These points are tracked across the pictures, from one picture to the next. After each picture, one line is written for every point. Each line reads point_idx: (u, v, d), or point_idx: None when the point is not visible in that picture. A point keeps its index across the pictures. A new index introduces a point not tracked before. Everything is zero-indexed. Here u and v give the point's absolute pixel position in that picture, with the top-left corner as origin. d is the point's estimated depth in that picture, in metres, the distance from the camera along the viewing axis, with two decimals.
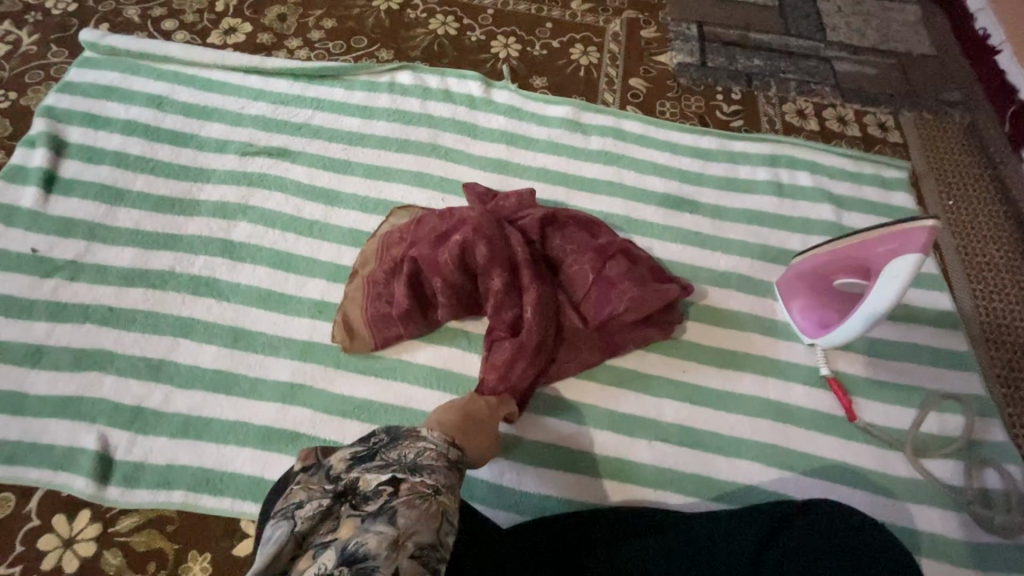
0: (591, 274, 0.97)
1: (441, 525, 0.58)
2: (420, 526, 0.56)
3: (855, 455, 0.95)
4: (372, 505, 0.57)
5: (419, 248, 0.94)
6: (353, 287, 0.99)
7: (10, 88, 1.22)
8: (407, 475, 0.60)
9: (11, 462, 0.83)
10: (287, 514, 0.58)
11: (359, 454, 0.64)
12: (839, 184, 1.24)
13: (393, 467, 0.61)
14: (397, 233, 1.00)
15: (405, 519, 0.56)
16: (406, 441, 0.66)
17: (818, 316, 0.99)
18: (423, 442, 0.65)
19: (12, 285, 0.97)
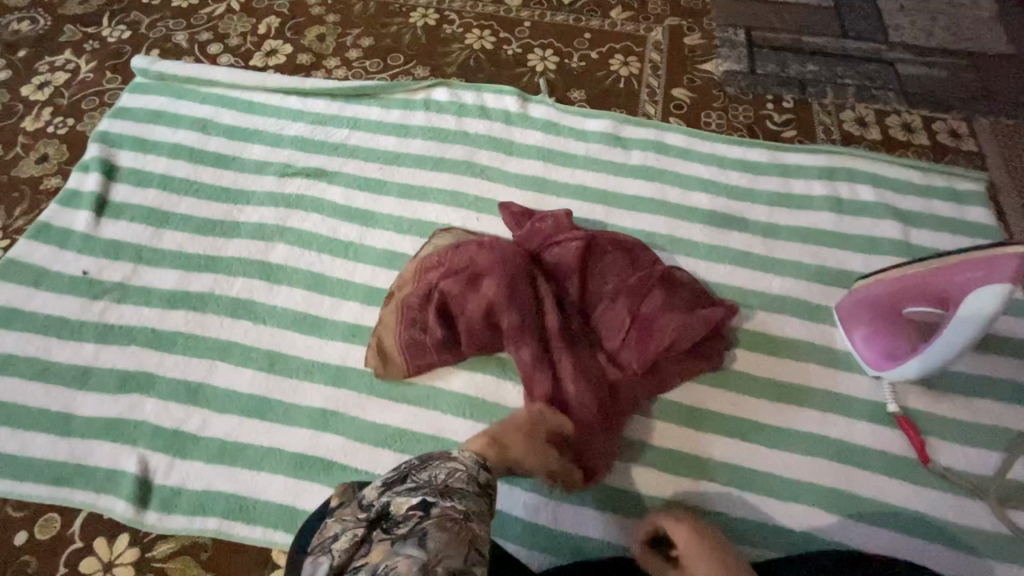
0: (634, 308, 0.90)
1: (472, 547, 0.55)
2: (452, 550, 0.52)
3: (929, 502, 0.85)
4: (404, 528, 0.54)
5: (458, 279, 0.90)
6: (387, 311, 0.96)
7: (69, 115, 1.28)
8: (438, 497, 0.58)
9: (58, 483, 0.86)
10: (322, 546, 0.56)
11: (389, 480, 0.62)
12: (906, 198, 1.14)
13: (423, 490, 0.59)
14: (433, 257, 0.96)
15: (437, 541, 0.52)
16: (436, 464, 0.64)
17: (885, 346, 0.90)
18: (454, 464, 0.63)
19: (65, 307, 1.01)
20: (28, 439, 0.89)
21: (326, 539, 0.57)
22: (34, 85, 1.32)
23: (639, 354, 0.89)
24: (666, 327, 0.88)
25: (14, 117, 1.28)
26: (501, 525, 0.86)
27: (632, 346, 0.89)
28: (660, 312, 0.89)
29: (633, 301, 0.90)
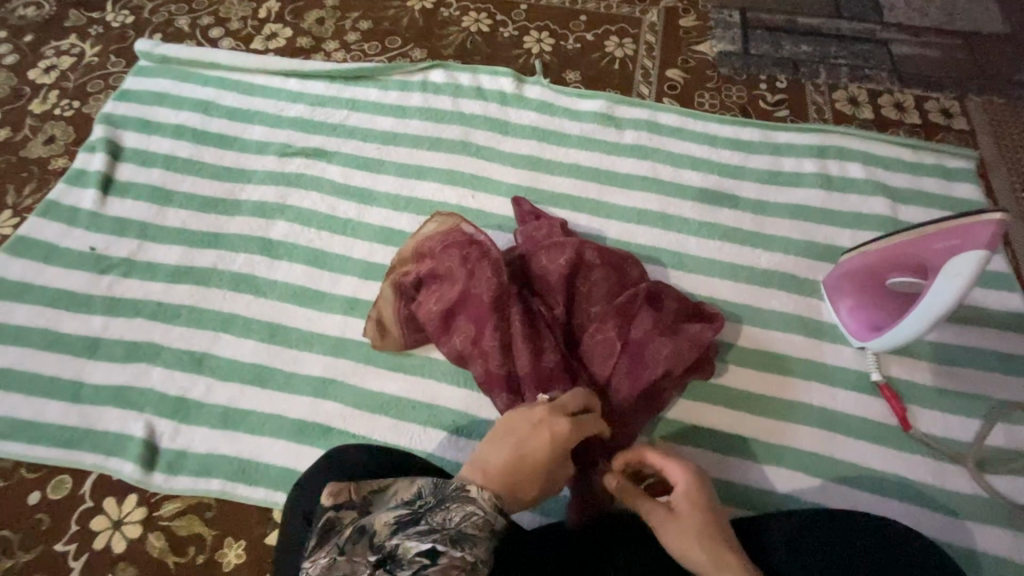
0: (620, 328, 0.87)
1: None
2: None
3: (909, 467, 0.88)
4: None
5: (455, 268, 0.89)
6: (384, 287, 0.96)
7: (75, 98, 1.31)
8: (448, 545, 0.53)
9: (69, 446, 0.89)
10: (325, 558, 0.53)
11: (402, 513, 0.56)
12: (896, 175, 1.15)
13: (434, 532, 0.54)
14: (431, 241, 0.94)
15: None
16: (456, 503, 0.58)
17: (868, 317, 0.93)
18: (471, 506, 0.58)
19: (73, 282, 1.04)
20: (40, 406, 0.92)
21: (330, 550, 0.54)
22: (40, 69, 1.35)
23: (631, 378, 0.86)
24: (650, 348, 0.86)
25: (22, 100, 1.31)
26: None
27: (613, 364, 0.86)
28: (645, 333, 0.86)
29: (619, 320, 0.87)
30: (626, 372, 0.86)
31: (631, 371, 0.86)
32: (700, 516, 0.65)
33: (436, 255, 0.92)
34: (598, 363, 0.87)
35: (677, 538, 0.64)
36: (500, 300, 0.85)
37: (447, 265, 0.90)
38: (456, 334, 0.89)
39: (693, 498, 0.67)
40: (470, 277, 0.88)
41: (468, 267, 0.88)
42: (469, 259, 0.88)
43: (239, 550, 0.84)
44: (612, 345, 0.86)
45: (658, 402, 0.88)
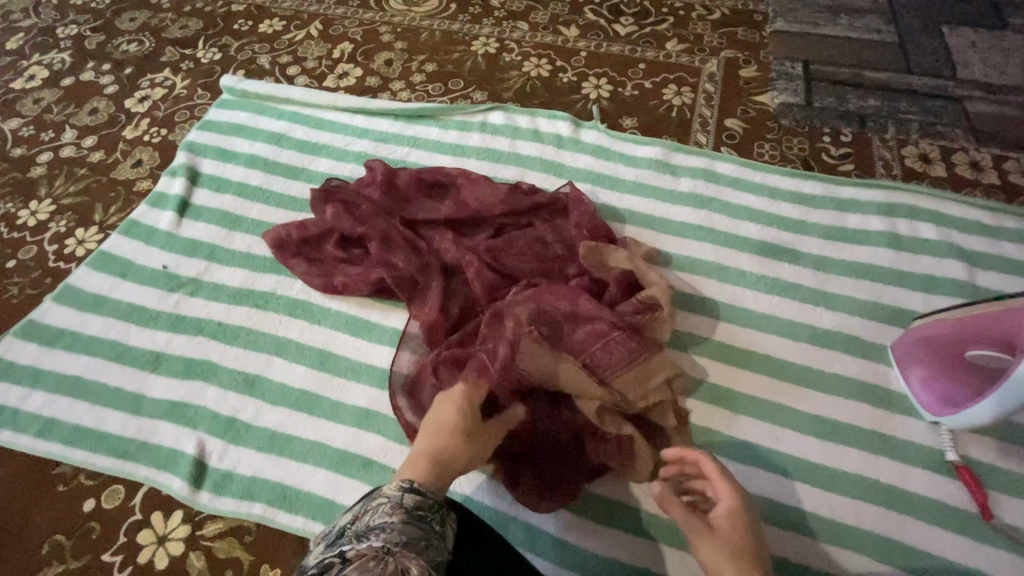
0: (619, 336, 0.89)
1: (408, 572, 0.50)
2: None
3: (988, 560, 0.80)
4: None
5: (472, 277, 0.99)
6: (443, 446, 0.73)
7: (163, 126, 1.42)
8: (355, 541, 0.53)
9: (125, 457, 0.93)
10: (336, 543, 0.55)
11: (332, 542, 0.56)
12: (972, 238, 1.09)
13: (352, 538, 0.54)
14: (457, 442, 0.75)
15: None
16: (371, 509, 0.59)
17: (943, 390, 0.86)
18: (379, 500, 0.60)
19: (145, 297, 1.10)
20: (102, 415, 0.97)
21: (376, 499, 0.61)
22: (136, 99, 1.48)
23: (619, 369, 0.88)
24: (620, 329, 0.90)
25: (118, 126, 1.43)
26: (528, 537, 0.86)
27: (597, 348, 0.89)
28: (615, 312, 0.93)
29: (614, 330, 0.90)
30: (607, 353, 0.88)
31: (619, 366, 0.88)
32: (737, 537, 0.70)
33: (448, 254, 1.03)
34: (594, 361, 0.88)
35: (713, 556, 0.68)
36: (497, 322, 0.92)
37: (461, 257, 1.01)
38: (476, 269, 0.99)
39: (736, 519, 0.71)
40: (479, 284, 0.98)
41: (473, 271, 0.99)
42: (470, 267, 0.99)
43: None
44: (600, 330, 0.89)
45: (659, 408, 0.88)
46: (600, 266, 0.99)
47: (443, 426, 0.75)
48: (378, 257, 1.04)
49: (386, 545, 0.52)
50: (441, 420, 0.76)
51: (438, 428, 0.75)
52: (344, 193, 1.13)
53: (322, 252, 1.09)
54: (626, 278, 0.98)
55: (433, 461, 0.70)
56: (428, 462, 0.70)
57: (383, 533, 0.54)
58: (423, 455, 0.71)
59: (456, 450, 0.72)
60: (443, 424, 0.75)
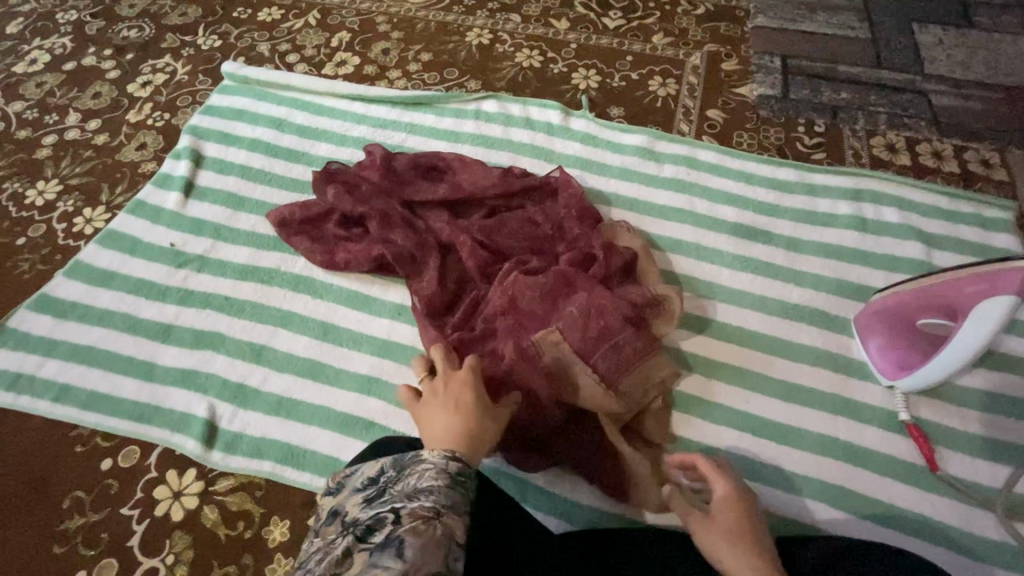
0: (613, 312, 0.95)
1: (450, 543, 0.58)
2: (427, 556, 0.55)
3: (933, 508, 0.88)
4: (379, 536, 0.58)
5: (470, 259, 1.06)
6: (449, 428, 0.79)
7: (166, 110, 1.46)
8: (406, 502, 0.61)
9: (139, 420, 0.98)
10: (385, 500, 0.63)
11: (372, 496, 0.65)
12: (931, 221, 1.18)
13: (398, 498, 0.62)
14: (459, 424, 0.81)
15: (414, 554, 0.55)
16: (413, 470, 0.66)
17: (898, 356, 0.94)
18: (423, 465, 0.66)
19: (154, 273, 1.15)
20: (117, 382, 1.02)
21: (415, 460, 0.67)
22: (138, 84, 1.52)
23: (612, 341, 0.93)
24: (626, 325, 0.94)
25: (121, 110, 1.47)
26: (519, 490, 0.93)
27: (605, 346, 0.93)
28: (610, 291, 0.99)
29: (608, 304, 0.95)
30: (602, 326, 0.94)
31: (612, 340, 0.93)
32: (734, 518, 0.75)
33: (445, 235, 1.10)
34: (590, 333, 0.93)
35: (712, 537, 0.73)
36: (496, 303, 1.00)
37: (457, 237, 1.08)
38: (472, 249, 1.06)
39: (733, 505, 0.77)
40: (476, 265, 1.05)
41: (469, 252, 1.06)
42: (466, 248, 1.06)
43: (282, 529, 0.90)
44: (596, 306, 0.95)
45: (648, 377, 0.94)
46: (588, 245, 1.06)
47: (465, 413, 0.79)
48: (378, 234, 1.10)
49: (435, 508, 0.60)
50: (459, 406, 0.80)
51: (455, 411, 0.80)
52: (345, 176, 1.18)
53: (325, 231, 1.15)
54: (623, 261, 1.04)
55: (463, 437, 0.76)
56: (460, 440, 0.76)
57: (431, 497, 0.61)
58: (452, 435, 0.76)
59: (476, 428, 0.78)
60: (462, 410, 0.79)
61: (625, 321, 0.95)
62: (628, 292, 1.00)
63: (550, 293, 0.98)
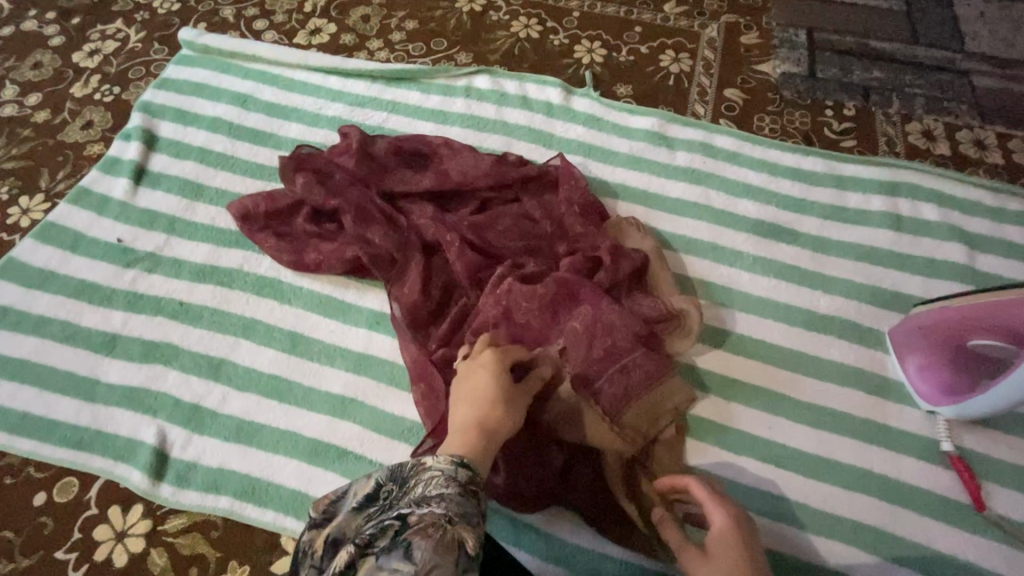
0: (623, 333, 0.84)
1: (459, 555, 0.49)
2: (439, 556, 0.48)
3: (978, 553, 0.79)
4: (383, 541, 0.50)
5: (458, 259, 0.92)
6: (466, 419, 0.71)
7: (116, 83, 1.29)
8: (414, 508, 0.53)
9: (78, 447, 0.86)
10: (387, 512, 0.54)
11: (372, 511, 0.57)
12: (973, 220, 1.05)
13: (402, 505, 0.54)
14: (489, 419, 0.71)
15: (424, 552, 0.48)
16: (417, 478, 0.57)
17: (942, 380, 0.84)
18: (430, 471, 0.57)
19: (98, 274, 1.01)
20: (53, 401, 0.89)
21: (417, 467, 0.59)
22: (84, 52, 1.34)
23: (618, 366, 0.83)
24: (636, 345, 0.84)
25: (64, 82, 1.29)
26: (514, 531, 0.83)
27: (611, 369, 0.83)
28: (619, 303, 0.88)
29: (617, 326, 0.84)
30: (609, 350, 0.84)
31: (618, 365, 0.83)
32: (733, 556, 0.65)
33: (427, 230, 0.95)
34: (593, 358, 0.83)
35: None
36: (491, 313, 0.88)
37: (443, 234, 0.94)
38: (460, 250, 0.92)
39: (733, 538, 0.66)
40: (466, 269, 0.91)
41: (457, 252, 0.92)
42: (453, 248, 0.92)
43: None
44: (602, 327, 0.84)
45: (659, 405, 0.84)
46: (592, 245, 0.94)
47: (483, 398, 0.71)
48: (354, 232, 0.96)
49: (446, 514, 0.52)
50: (474, 390, 0.73)
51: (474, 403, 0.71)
52: (316, 162, 1.03)
53: (293, 226, 1.01)
54: (636, 265, 0.92)
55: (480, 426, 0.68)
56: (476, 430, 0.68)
57: (441, 502, 0.53)
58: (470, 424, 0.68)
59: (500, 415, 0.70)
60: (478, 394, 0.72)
61: (634, 340, 0.85)
62: (638, 304, 0.89)
63: (551, 305, 0.86)
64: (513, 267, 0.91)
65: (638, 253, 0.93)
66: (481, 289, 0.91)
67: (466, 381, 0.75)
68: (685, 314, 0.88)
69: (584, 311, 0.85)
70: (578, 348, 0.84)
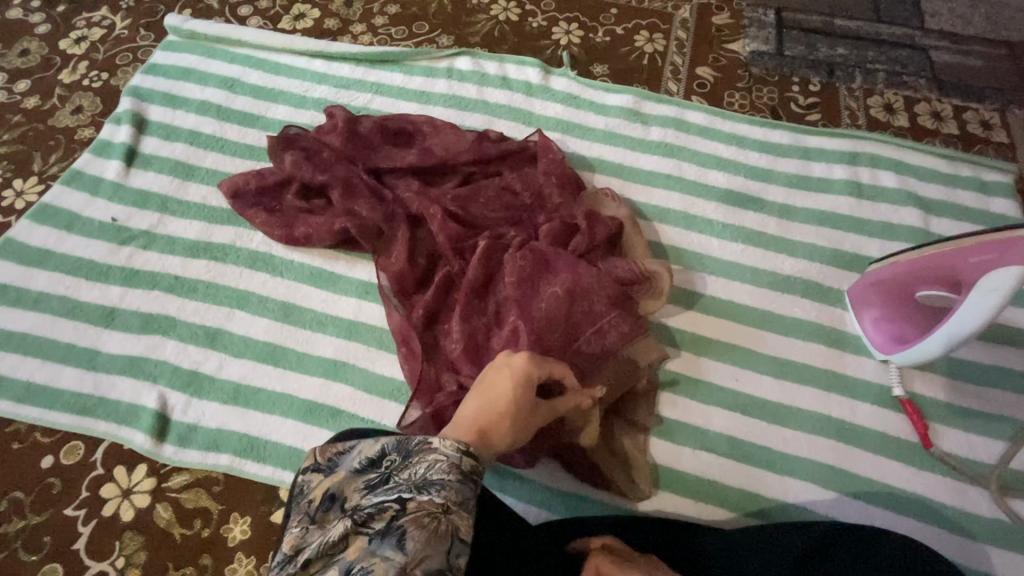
0: (601, 297, 0.88)
1: (451, 546, 0.50)
2: (431, 549, 0.48)
3: (926, 486, 0.86)
4: (378, 524, 0.50)
5: (440, 231, 0.96)
6: (475, 407, 0.68)
7: (103, 69, 1.31)
8: (413, 493, 0.52)
9: (82, 413, 0.90)
10: (387, 487, 0.54)
11: (371, 478, 0.56)
12: (928, 186, 1.12)
13: (401, 486, 0.53)
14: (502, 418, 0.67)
15: (416, 543, 0.48)
16: (419, 456, 0.56)
17: (893, 330, 0.90)
18: (433, 453, 0.56)
19: (94, 251, 1.05)
20: (56, 371, 0.93)
21: (422, 444, 0.57)
22: (71, 40, 1.36)
23: (596, 329, 0.87)
24: (612, 308, 0.88)
25: (52, 69, 1.32)
26: (498, 477, 0.88)
27: (589, 331, 0.87)
28: (596, 268, 0.92)
29: (595, 291, 0.88)
30: (587, 312, 0.87)
31: (595, 326, 0.87)
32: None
33: (409, 204, 1.00)
34: (573, 321, 0.87)
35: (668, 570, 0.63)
36: (473, 282, 0.92)
37: (424, 207, 0.99)
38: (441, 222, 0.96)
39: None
40: (447, 241, 0.96)
41: (438, 225, 0.96)
42: (435, 220, 0.97)
43: (243, 526, 0.84)
44: (581, 291, 0.88)
45: (633, 363, 0.89)
46: (568, 215, 0.99)
47: (499, 405, 0.68)
48: (342, 206, 1.01)
49: (443, 503, 0.52)
50: (496, 392, 0.69)
51: (489, 398, 0.69)
52: (304, 141, 1.07)
53: (283, 202, 1.05)
54: (612, 234, 0.97)
55: (483, 434, 0.66)
56: (478, 434, 0.66)
57: (441, 490, 0.52)
58: (477, 425, 0.66)
59: (508, 431, 0.67)
60: (498, 398, 0.69)
61: (610, 303, 0.88)
62: (613, 267, 0.93)
63: (529, 275, 0.90)
64: (492, 236, 0.96)
65: (613, 221, 0.98)
66: (463, 259, 0.95)
67: (494, 375, 0.72)
68: (659, 280, 0.93)
69: (563, 276, 0.89)
70: (559, 311, 0.86)
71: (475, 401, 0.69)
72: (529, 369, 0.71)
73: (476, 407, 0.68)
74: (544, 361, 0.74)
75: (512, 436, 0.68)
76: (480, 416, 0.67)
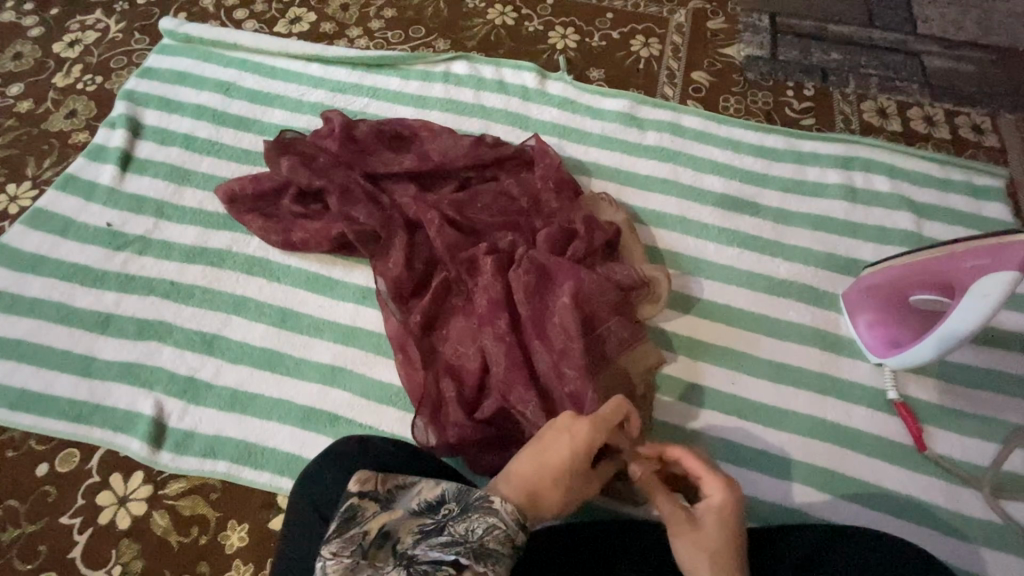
0: (601, 304, 0.89)
1: None
2: None
3: (921, 488, 0.86)
4: None
5: (438, 236, 0.96)
6: (525, 464, 0.62)
7: (98, 73, 1.31)
8: (472, 558, 0.50)
9: (77, 421, 0.90)
10: (445, 539, 0.52)
11: (427, 524, 0.54)
12: (920, 190, 1.13)
13: (460, 544, 0.51)
14: (550, 482, 0.62)
15: None
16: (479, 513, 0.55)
17: (887, 334, 0.91)
18: (495, 515, 0.54)
19: (89, 257, 1.04)
20: (50, 378, 0.93)
21: (483, 501, 0.56)
22: (65, 43, 1.35)
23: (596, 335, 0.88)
24: (611, 314, 0.89)
25: (46, 72, 1.31)
26: None
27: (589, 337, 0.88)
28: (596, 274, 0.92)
29: (595, 298, 0.89)
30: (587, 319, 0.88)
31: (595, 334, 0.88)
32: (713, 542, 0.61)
33: (406, 207, 1.00)
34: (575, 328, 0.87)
35: (690, 552, 0.60)
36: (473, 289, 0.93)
37: (421, 210, 0.98)
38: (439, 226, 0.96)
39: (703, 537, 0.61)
40: (446, 246, 0.95)
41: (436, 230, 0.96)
42: (433, 224, 0.96)
43: (241, 533, 0.84)
44: (581, 297, 0.88)
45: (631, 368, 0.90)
46: (567, 219, 0.99)
47: (553, 468, 0.62)
48: (339, 211, 1.00)
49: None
50: (554, 454, 0.63)
51: (546, 461, 0.63)
52: (301, 146, 1.07)
53: (279, 208, 1.05)
54: (610, 239, 0.97)
55: (533, 497, 0.60)
56: (530, 496, 0.60)
57: (495, 564, 0.50)
58: (529, 487, 0.60)
59: (560, 497, 0.62)
60: (554, 459, 0.63)
61: (609, 310, 0.89)
62: (613, 272, 0.93)
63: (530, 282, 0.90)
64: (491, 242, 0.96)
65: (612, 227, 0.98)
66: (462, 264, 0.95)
67: (552, 434, 0.65)
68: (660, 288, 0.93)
69: (564, 283, 0.89)
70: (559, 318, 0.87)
71: (528, 458, 0.63)
72: (591, 437, 0.65)
73: (529, 466, 0.62)
74: (607, 427, 0.67)
75: (561, 504, 0.62)
76: (533, 476, 0.61)
